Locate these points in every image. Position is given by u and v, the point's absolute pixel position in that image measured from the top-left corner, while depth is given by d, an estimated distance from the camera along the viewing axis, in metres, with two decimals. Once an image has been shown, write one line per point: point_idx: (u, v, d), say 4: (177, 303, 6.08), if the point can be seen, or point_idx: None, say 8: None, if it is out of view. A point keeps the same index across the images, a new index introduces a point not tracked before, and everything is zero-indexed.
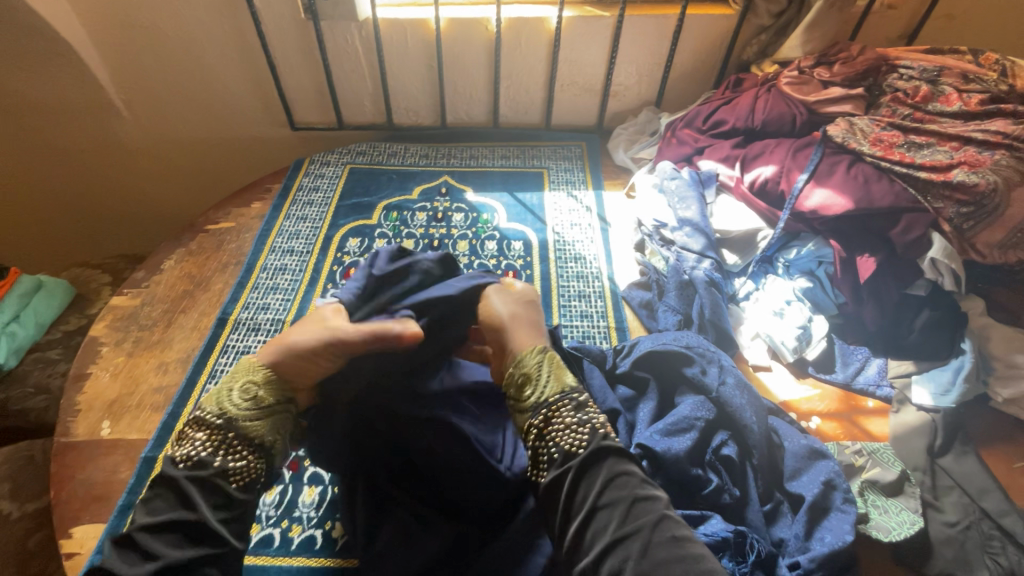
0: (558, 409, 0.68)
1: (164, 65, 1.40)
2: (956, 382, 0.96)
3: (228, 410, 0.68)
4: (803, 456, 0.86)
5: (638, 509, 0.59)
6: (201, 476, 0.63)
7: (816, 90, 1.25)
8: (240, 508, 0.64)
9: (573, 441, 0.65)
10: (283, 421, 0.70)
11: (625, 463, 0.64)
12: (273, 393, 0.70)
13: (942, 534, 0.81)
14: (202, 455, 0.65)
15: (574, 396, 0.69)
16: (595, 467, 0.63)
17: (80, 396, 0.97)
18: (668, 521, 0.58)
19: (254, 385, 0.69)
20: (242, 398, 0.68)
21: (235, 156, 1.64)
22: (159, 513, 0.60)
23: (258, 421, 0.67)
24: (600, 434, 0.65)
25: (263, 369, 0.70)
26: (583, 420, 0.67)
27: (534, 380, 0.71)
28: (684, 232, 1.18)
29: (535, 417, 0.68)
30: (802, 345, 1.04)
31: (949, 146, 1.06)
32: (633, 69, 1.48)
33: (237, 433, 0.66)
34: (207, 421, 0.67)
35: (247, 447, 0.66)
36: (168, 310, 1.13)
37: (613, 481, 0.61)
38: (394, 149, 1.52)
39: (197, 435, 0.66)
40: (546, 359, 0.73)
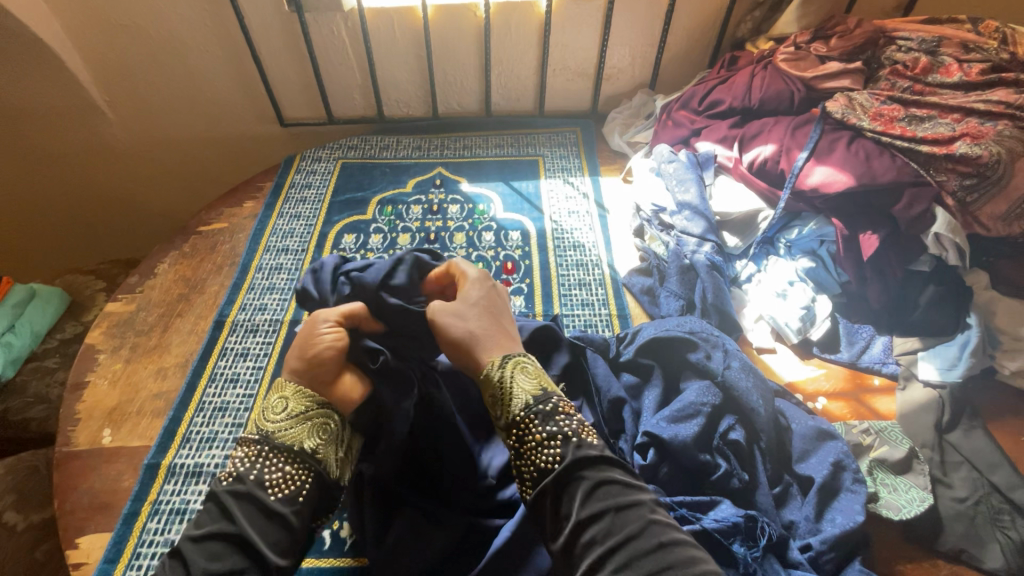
0: (526, 427, 0.62)
1: (147, 64, 1.37)
2: (962, 357, 0.96)
3: (266, 426, 0.65)
4: (811, 437, 0.86)
5: (624, 518, 0.55)
6: (239, 489, 0.59)
7: (814, 66, 1.22)
8: (285, 518, 0.58)
9: (547, 456, 0.60)
10: (324, 428, 0.66)
11: (605, 469, 0.58)
12: (304, 401, 0.66)
13: (952, 510, 0.81)
14: (242, 469, 0.61)
15: (541, 407, 0.63)
16: (573, 478, 0.57)
17: (79, 405, 0.96)
18: (655, 527, 0.54)
19: (284, 398, 0.66)
20: (277, 412, 0.65)
21: (226, 155, 1.61)
22: (206, 523, 0.57)
23: (295, 430, 0.64)
24: (573, 443, 0.60)
25: (293, 383, 0.67)
26: (553, 432, 0.61)
27: (500, 398, 0.65)
28: (683, 216, 1.16)
29: (508, 438, 0.64)
30: (806, 325, 1.04)
31: (951, 118, 1.04)
32: (626, 51, 1.45)
33: (276, 445, 0.63)
34: (247, 439, 0.64)
35: (288, 454, 0.62)
36: (164, 314, 1.11)
37: (595, 492, 0.56)
38: (386, 141, 1.50)
39: (239, 453, 0.63)
40: (512, 369, 0.66)
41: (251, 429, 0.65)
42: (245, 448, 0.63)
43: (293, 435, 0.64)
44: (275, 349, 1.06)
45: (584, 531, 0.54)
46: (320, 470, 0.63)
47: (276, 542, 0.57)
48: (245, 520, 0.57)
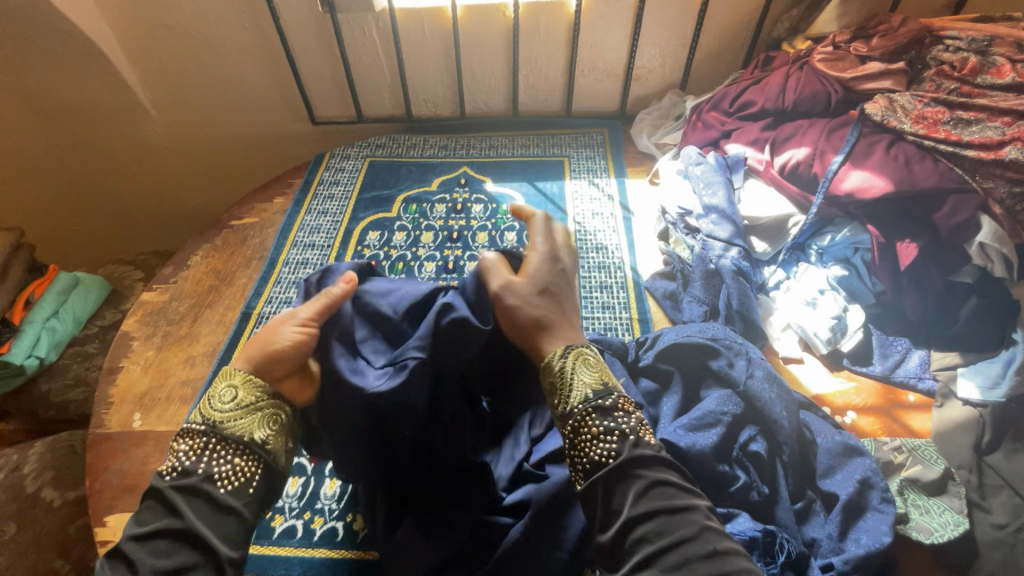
0: (584, 419, 0.61)
1: (188, 64, 1.42)
2: (1006, 376, 0.90)
3: (212, 416, 0.63)
4: (837, 453, 0.82)
5: (678, 521, 0.54)
6: (187, 485, 0.59)
7: (853, 66, 1.18)
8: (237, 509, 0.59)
9: (602, 450, 0.59)
10: (275, 419, 0.65)
11: (660, 471, 0.58)
12: (254, 390, 0.65)
13: (990, 536, 0.76)
14: (187, 463, 0.60)
15: (600, 401, 0.62)
16: (628, 475, 0.57)
17: (113, 389, 1.01)
18: (709, 534, 0.53)
19: (233, 386, 0.64)
20: (223, 403, 0.64)
21: (260, 152, 1.66)
22: (148, 522, 0.57)
23: (244, 420, 0.63)
24: (630, 441, 0.59)
25: (241, 371, 0.66)
26: (611, 427, 0.60)
27: (558, 386, 0.64)
28: (710, 219, 1.14)
29: (563, 428, 0.63)
30: (836, 336, 1.00)
31: (1001, 122, 0.99)
32: (657, 51, 1.42)
33: (224, 436, 0.62)
34: (192, 429, 0.63)
35: (237, 447, 0.62)
36: (195, 305, 1.15)
37: (646, 492, 0.56)
38: (413, 141, 1.51)
39: (182, 445, 0.62)
40: (571, 360, 0.65)
41: (194, 417, 0.64)
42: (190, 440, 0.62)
43: (244, 426, 0.63)
44: None
45: (635, 527, 0.54)
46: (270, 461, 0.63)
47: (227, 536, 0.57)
48: (195, 517, 0.57)
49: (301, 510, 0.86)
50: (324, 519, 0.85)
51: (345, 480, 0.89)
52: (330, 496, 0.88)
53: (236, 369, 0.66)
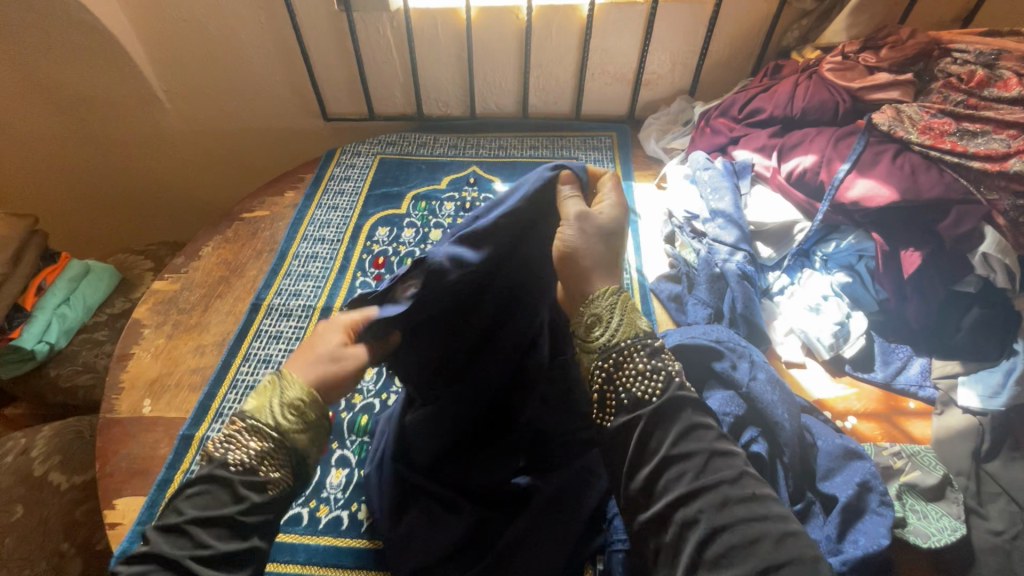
0: (628, 355, 0.58)
1: (203, 57, 1.44)
2: (1007, 385, 0.91)
3: (277, 423, 0.56)
4: (838, 456, 0.83)
5: (716, 465, 0.51)
6: (238, 494, 0.52)
7: (861, 76, 1.19)
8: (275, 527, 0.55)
9: (646, 388, 0.56)
10: (325, 441, 0.59)
11: (700, 416, 0.55)
12: (322, 404, 0.58)
13: (987, 542, 0.78)
14: (243, 467, 0.54)
15: (648, 342, 0.59)
16: (669, 415, 0.54)
17: (124, 375, 1.02)
18: (749, 479, 0.50)
19: (306, 396, 0.57)
20: (292, 413, 0.56)
21: (271, 146, 1.68)
22: (205, 508, 0.51)
23: (305, 435, 0.57)
24: (675, 382, 0.56)
25: (313, 387, 0.58)
26: (658, 366, 0.57)
27: (605, 322, 0.61)
28: (716, 224, 1.15)
29: (602, 362, 0.59)
30: (839, 342, 1.01)
31: (1007, 134, 1.00)
32: (667, 56, 1.44)
33: (284, 450, 0.55)
34: (253, 430, 0.55)
35: (292, 465, 0.56)
36: (205, 295, 1.17)
37: (687, 432, 0.53)
38: (423, 139, 1.53)
39: (241, 444, 0.55)
40: (621, 302, 0.61)
41: (255, 418, 0.56)
42: (255, 444, 0.55)
43: (303, 445, 0.57)
44: (306, 334, 1.10)
45: (673, 466, 0.51)
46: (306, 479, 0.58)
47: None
48: (219, 539, 0.50)
49: (307, 498, 0.88)
50: (330, 508, 0.87)
51: (351, 470, 0.91)
52: (336, 485, 0.89)
53: (311, 385, 0.58)
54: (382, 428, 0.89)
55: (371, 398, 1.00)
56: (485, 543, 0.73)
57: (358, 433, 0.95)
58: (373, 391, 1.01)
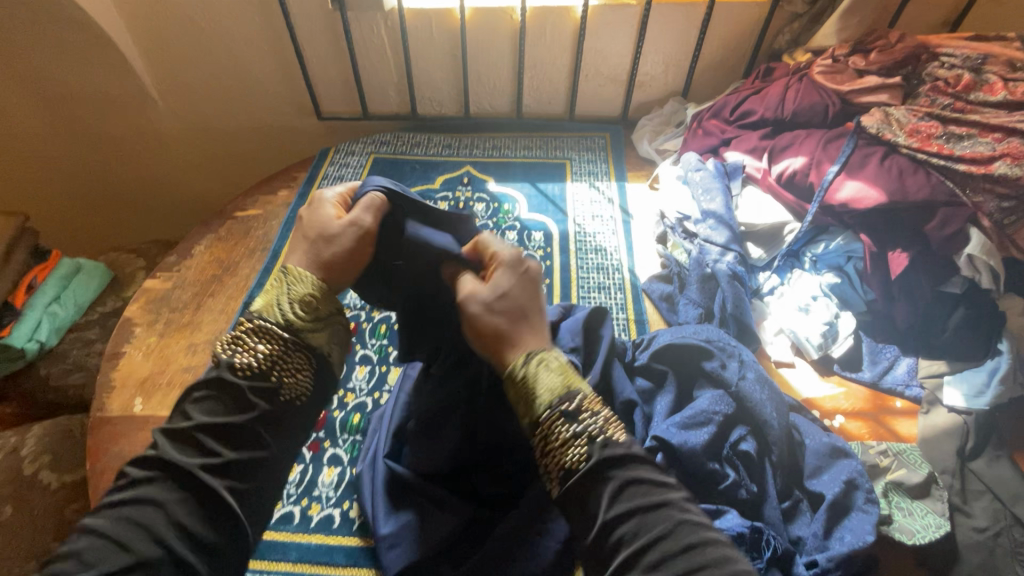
0: (551, 426, 0.55)
1: (196, 55, 1.44)
2: (991, 385, 0.93)
3: (290, 321, 0.61)
4: (825, 454, 0.84)
5: (653, 519, 0.50)
6: (257, 390, 0.58)
7: (850, 79, 1.21)
8: (292, 421, 0.60)
9: (575, 456, 0.53)
10: (335, 334, 0.65)
11: (634, 466, 0.53)
12: (329, 305, 0.64)
13: (970, 539, 0.79)
14: (258, 365, 0.59)
15: (568, 404, 0.56)
16: (601, 478, 0.52)
17: (114, 373, 1.02)
18: (684, 527, 0.49)
19: (312, 297, 0.63)
20: (301, 307, 0.62)
21: (265, 144, 1.67)
22: (216, 414, 0.56)
23: (319, 333, 0.63)
24: (599, 443, 0.54)
25: (319, 283, 0.64)
26: (580, 431, 0.54)
27: (524, 393, 0.57)
28: (707, 224, 1.16)
29: (531, 434, 0.56)
30: (827, 342, 1.02)
31: (992, 138, 1.01)
32: (660, 58, 1.45)
33: (298, 346, 0.61)
34: (268, 331, 0.60)
35: (302, 357, 0.61)
36: (197, 293, 1.16)
37: (620, 492, 0.51)
38: (417, 139, 1.53)
39: (256, 345, 0.60)
40: (537, 366, 0.57)
41: (268, 318, 0.61)
42: (267, 342, 0.60)
43: (312, 338, 0.62)
44: None
45: (611, 533, 0.50)
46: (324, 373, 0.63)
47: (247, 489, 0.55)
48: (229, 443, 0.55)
49: (299, 497, 0.88)
50: (321, 506, 0.87)
51: (343, 468, 0.91)
52: (328, 484, 0.89)
53: (317, 279, 0.64)
54: (376, 425, 0.90)
55: (363, 397, 1.00)
56: (474, 541, 0.75)
57: (350, 432, 0.95)
58: (365, 390, 1.01)
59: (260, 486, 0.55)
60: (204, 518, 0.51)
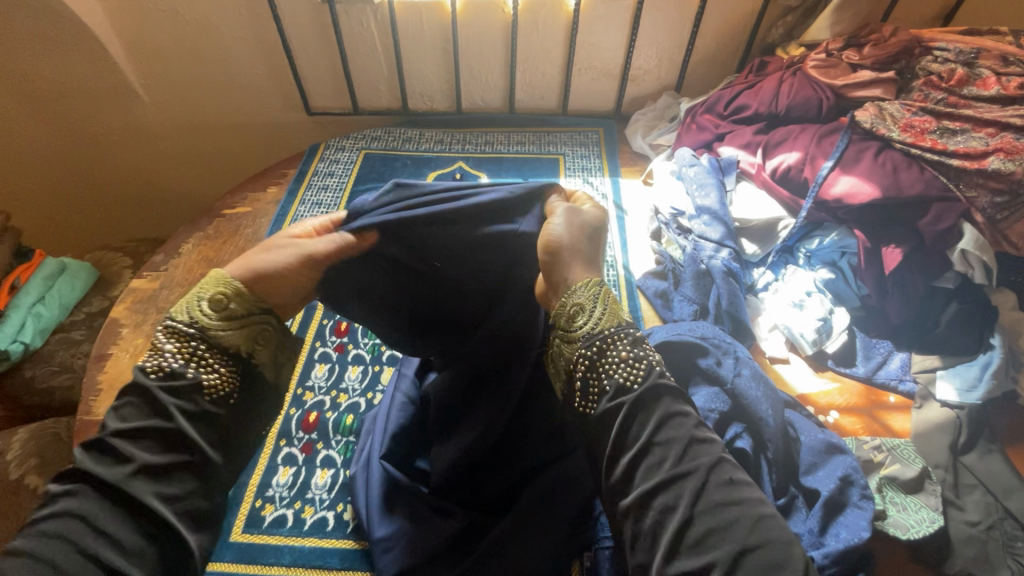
0: (612, 343, 0.59)
1: (182, 49, 1.41)
2: (983, 379, 0.93)
3: (201, 321, 0.57)
4: (820, 450, 0.85)
5: (695, 451, 0.52)
6: (176, 391, 0.55)
7: (844, 73, 1.20)
8: (230, 423, 0.57)
9: (628, 374, 0.57)
10: (262, 334, 0.60)
11: (680, 403, 0.56)
12: (244, 305, 0.58)
13: (963, 533, 0.79)
14: (175, 366, 0.56)
15: (631, 331, 0.60)
16: (648, 404, 0.55)
17: (101, 376, 1.00)
18: (726, 464, 0.52)
19: (225, 296, 0.58)
20: (210, 306, 0.58)
21: (253, 140, 1.64)
22: (133, 418, 0.53)
23: (231, 332, 0.58)
24: (656, 370, 0.57)
25: (234, 280, 0.59)
26: (639, 355, 0.58)
27: (587, 313, 0.60)
28: (702, 221, 1.15)
29: (586, 348, 0.59)
30: (821, 338, 1.02)
31: (985, 133, 1.02)
32: (653, 52, 1.44)
33: (211, 346, 0.57)
34: (180, 332, 0.57)
35: (226, 358, 0.58)
36: (186, 293, 1.14)
37: (667, 421, 0.54)
38: (409, 134, 1.51)
39: (169, 347, 0.57)
40: (604, 293, 0.61)
41: (181, 319, 0.58)
42: (175, 342, 0.57)
43: (231, 338, 0.58)
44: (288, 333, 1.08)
45: (652, 454, 0.52)
46: (251, 369, 0.59)
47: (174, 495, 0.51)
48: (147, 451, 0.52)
49: (292, 500, 0.87)
50: (315, 509, 0.86)
51: (336, 470, 0.90)
52: (321, 486, 0.88)
53: (229, 277, 0.59)
54: (368, 428, 0.89)
55: (357, 397, 0.99)
56: (470, 544, 0.74)
57: (344, 433, 0.94)
58: (358, 390, 1.00)
59: (190, 490, 0.52)
60: (130, 528, 0.49)
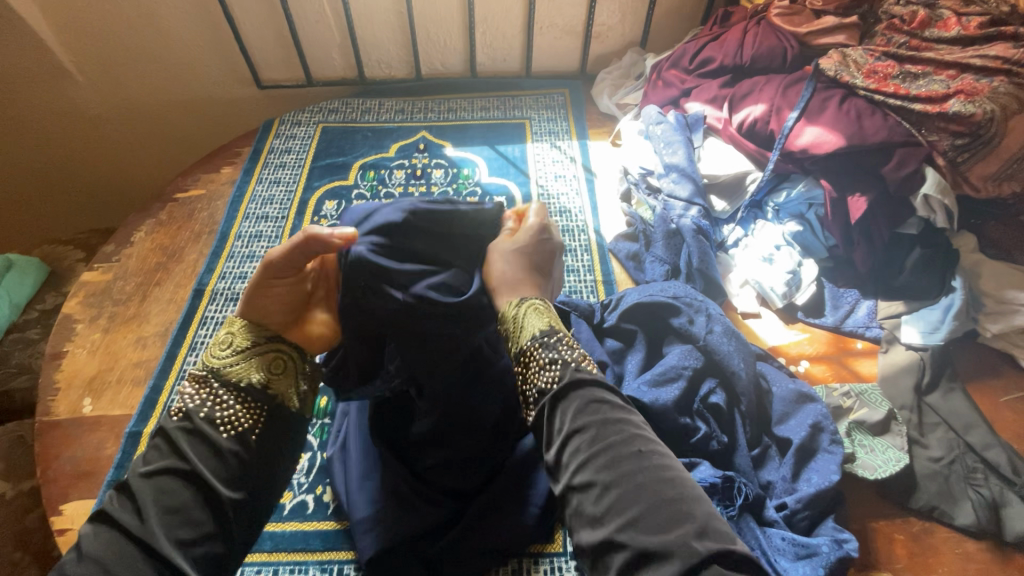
0: (529, 354, 0.58)
1: (114, 22, 1.31)
2: (945, 321, 0.96)
3: (213, 362, 0.60)
4: (791, 400, 0.86)
5: (609, 431, 0.50)
6: (189, 428, 0.55)
7: (808, 21, 1.20)
8: (243, 460, 0.55)
9: (547, 378, 0.56)
10: (276, 361, 0.61)
11: (600, 390, 0.54)
12: (250, 336, 0.61)
13: (927, 469, 0.82)
14: (191, 407, 0.57)
15: (550, 338, 0.58)
16: (567, 397, 0.53)
17: (58, 374, 0.96)
18: (640, 440, 0.49)
19: (234, 333, 0.62)
20: (228, 347, 0.61)
21: (203, 118, 1.55)
22: (154, 461, 0.54)
23: (246, 364, 0.60)
24: (572, 367, 0.55)
25: (242, 317, 0.62)
26: (555, 356, 0.56)
27: (511, 334, 0.60)
28: (671, 179, 1.14)
29: (513, 368, 0.59)
30: (791, 290, 1.03)
31: (946, 75, 1.01)
32: (616, 7, 1.39)
33: (226, 382, 0.59)
34: (196, 374, 0.60)
35: (238, 394, 0.58)
36: (142, 284, 1.09)
37: (584, 406, 0.52)
38: (367, 105, 1.45)
39: (187, 390, 0.59)
40: (524, 310, 0.60)
41: (198, 363, 0.61)
42: (193, 385, 0.59)
43: (240, 371, 0.60)
44: None
45: (568, 442, 0.51)
46: (276, 403, 0.60)
47: (180, 543, 0.49)
48: (151, 496, 0.51)
49: None
50: (294, 493, 0.85)
51: (312, 453, 0.89)
52: (298, 470, 0.87)
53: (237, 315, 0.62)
54: (337, 413, 0.86)
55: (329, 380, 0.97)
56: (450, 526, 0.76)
57: (319, 416, 0.93)
58: None
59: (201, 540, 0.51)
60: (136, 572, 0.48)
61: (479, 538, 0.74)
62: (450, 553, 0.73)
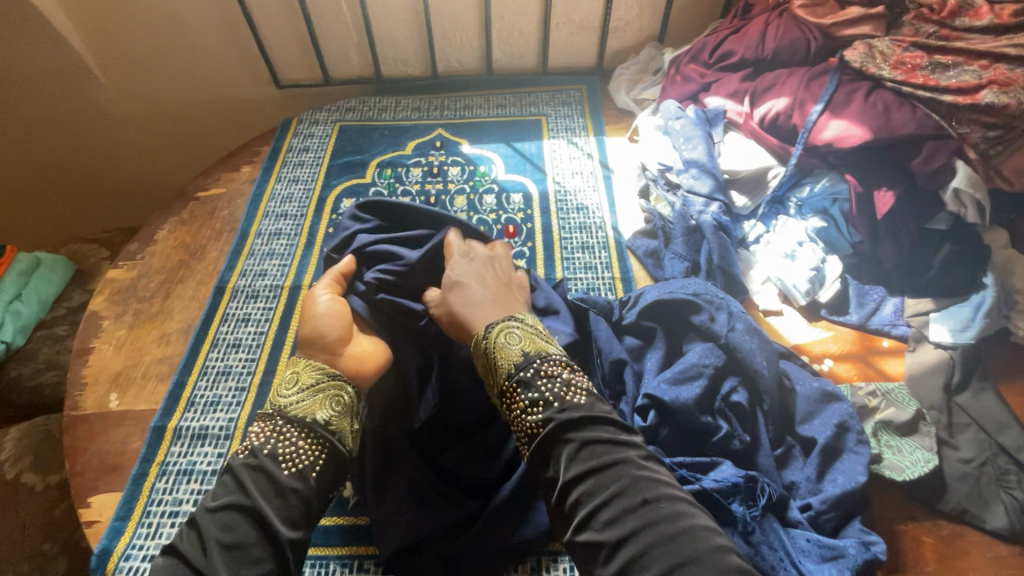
0: (512, 393, 0.66)
1: (137, 24, 1.33)
2: (976, 318, 0.93)
3: (282, 401, 0.68)
4: (816, 399, 0.84)
5: (607, 478, 0.55)
6: (255, 464, 0.62)
7: (832, 12, 1.17)
8: (301, 496, 0.61)
9: (532, 421, 0.62)
10: (337, 401, 0.69)
11: (592, 429, 0.60)
12: (317, 375, 0.70)
13: (958, 471, 0.80)
14: (257, 444, 0.64)
15: (527, 371, 0.66)
16: (560, 442, 0.59)
17: (85, 370, 0.98)
18: (640, 483, 0.55)
19: (300, 374, 0.70)
20: (296, 387, 0.69)
21: (223, 118, 1.57)
22: (220, 497, 0.60)
23: (309, 403, 0.68)
24: (555, 408, 0.62)
25: (304, 358, 0.73)
26: (535, 397, 0.63)
27: (490, 368, 0.69)
28: (690, 175, 1.13)
29: (500, 404, 0.67)
30: (814, 287, 1.01)
31: (978, 65, 0.98)
32: (634, 1, 1.38)
33: (290, 418, 0.66)
34: (265, 414, 0.68)
35: (302, 430, 0.65)
36: (166, 281, 1.11)
37: (580, 453, 0.58)
38: (384, 103, 1.46)
39: (255, 428, 0.66)
40: (494, 342, 0.69)
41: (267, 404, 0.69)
42: (261, 425, 0.66)
43: (306, 408, 0.67)
44: (276, 314, 1.06)
45: (569, 491, 0.56)
46: (335, 441, 0.66)
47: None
48: (215, 531, 0.57)
49: None
50: None
51: None
52: None
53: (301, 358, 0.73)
54: None
55: None
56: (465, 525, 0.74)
57: None
58: None
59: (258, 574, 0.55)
60: None
61: (498, 538, 0.73)
62: (468, 550, 0.73)
